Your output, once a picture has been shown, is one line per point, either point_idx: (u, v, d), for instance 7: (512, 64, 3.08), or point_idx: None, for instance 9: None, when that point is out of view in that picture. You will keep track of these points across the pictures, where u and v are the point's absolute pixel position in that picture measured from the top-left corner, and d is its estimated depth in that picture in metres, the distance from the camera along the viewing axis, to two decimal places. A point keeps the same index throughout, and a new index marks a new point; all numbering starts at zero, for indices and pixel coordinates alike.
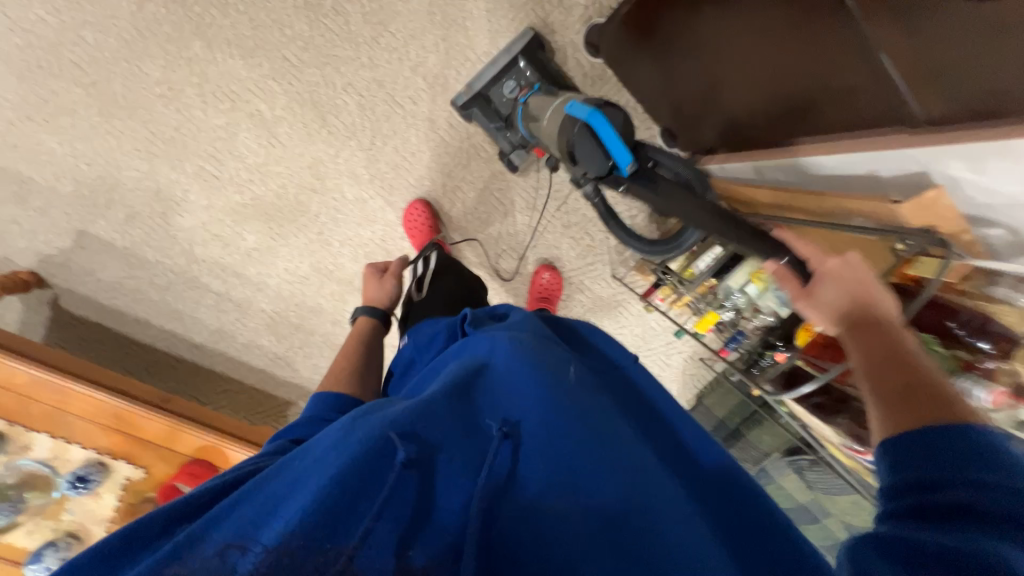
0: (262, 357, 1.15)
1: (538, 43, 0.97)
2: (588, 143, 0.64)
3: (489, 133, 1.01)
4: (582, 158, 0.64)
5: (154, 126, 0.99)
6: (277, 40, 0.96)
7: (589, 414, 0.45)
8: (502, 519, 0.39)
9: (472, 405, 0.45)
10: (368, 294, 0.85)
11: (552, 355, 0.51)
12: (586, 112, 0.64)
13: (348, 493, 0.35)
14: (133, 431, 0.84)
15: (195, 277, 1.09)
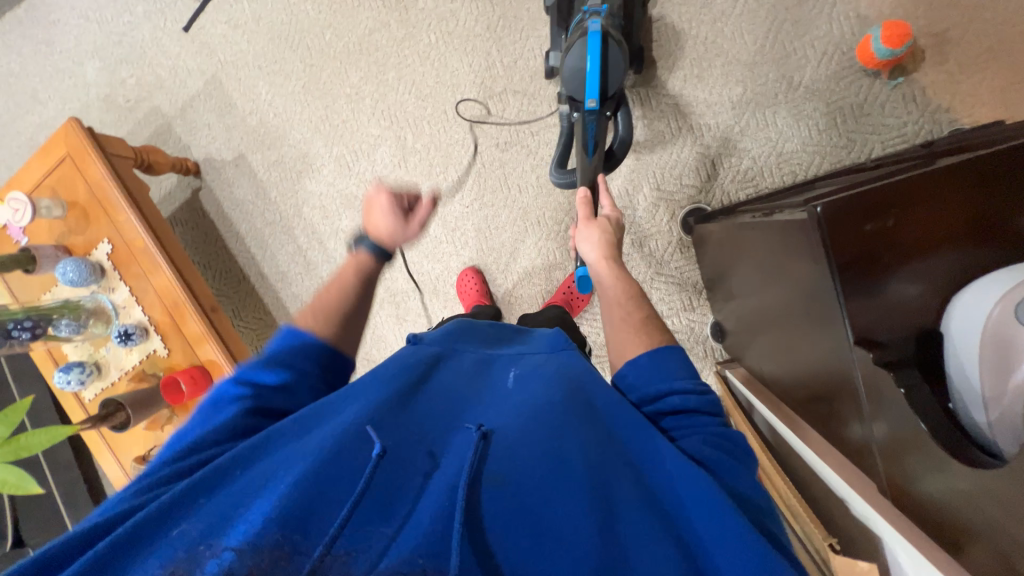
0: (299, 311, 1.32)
1: None
2: (580, 65, 0.86)
3: (551, 29, 1.01)
4: (571, 63, 0.87)
5: (330, 112, 1.23)
6: (447, 98, 1.16)
7: (537, 415, 0.47)
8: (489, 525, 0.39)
9: (411, 404, 0.48)
10: (376, 227, 0.68)
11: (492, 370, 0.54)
12: (595, 33, 0.84)
13: (309, 494, 0.37)
14: (179, 320, 1.03)
15: (291, 227, 1.30)
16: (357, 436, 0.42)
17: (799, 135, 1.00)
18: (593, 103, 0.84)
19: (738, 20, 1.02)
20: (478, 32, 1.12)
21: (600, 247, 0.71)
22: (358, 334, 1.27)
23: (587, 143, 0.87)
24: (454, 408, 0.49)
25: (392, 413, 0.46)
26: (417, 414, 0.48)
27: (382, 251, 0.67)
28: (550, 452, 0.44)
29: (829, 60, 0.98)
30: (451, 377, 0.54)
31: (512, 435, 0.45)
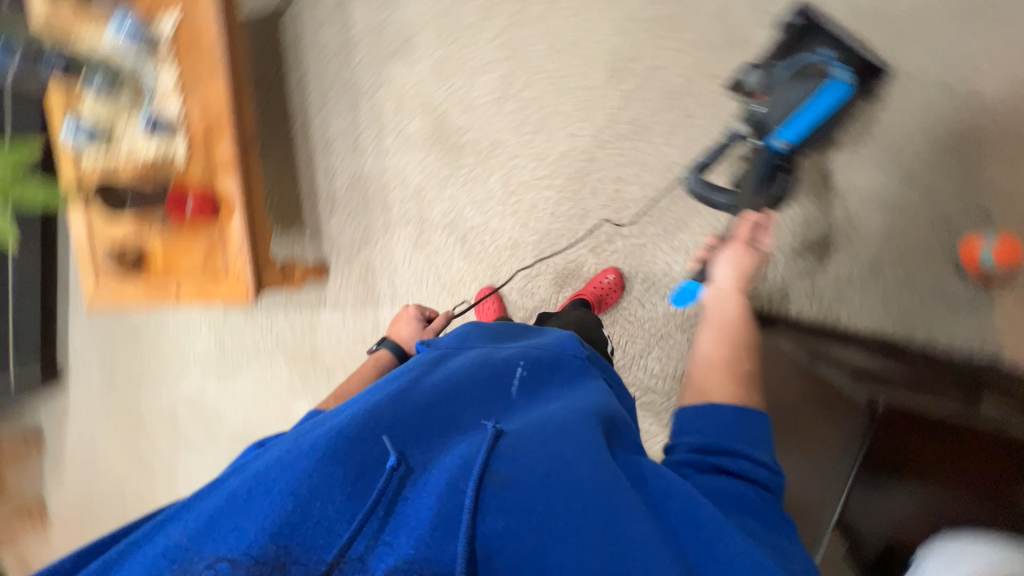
0: (326, 185, 1.28)
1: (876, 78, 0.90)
2: (799, 102, 0.82)
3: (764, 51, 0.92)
4: (792, 91, 0.83)
5: (455, 11, 1.13)
6: (574, 64, 1.08)
7: (539, 422, 0.48)
8: (487, 525, 0.39)
9: (412, 398, 0.50)
10: (400, 331, 0.98)
11: (493, 371, 0.56)
12: (839, 78, 0.80)
13: (315, 491, 0.39)
14: (213, 138, 0.97)
15: (359, 101, 1.22)
16: (360, 433, 0.44)
17: (863, 288, 0.99)
18: (784, 143, 0.86)
19: (877, 149, 0.98)
20: (639, 19, 1.04)
21: (737, 276, 0.76)
22: (372, 237, 1.26)
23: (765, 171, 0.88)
24: (459, 408, 0.51)
25: (395, 405, 0.48)
26: (416, 405, 0.49)
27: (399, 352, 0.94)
28: (543, 446, 0.44)
29: (934, 238, 0.96)
30: (460, 370, 0.55)
31: (512, 442, 0.45)
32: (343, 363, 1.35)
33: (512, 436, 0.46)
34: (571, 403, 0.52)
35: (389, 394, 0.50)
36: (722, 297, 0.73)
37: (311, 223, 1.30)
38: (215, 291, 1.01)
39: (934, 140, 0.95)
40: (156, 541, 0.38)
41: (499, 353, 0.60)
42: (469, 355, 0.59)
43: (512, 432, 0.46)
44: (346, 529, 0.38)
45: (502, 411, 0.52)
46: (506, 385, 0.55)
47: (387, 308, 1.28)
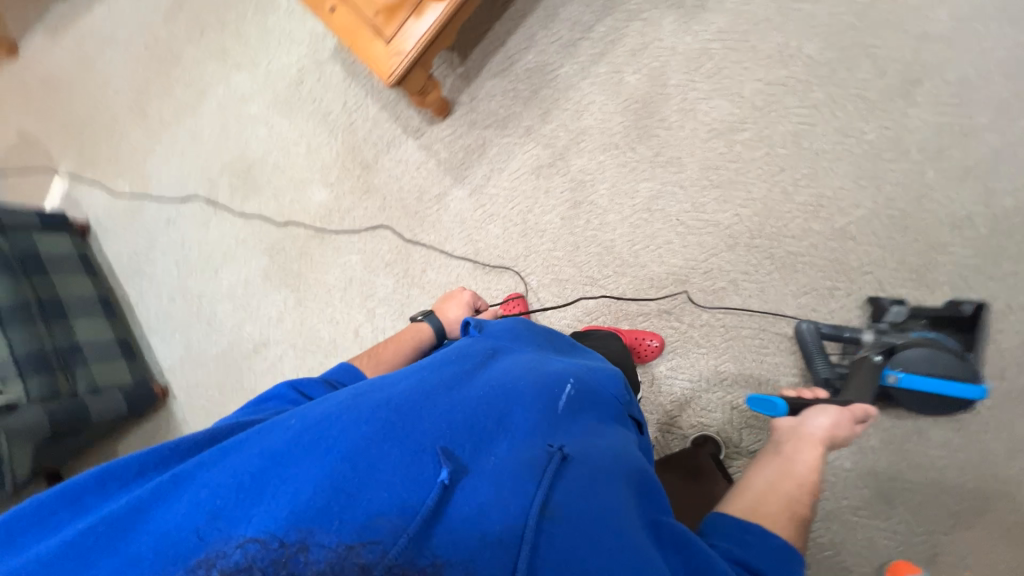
0: (516, 51, 1.18)
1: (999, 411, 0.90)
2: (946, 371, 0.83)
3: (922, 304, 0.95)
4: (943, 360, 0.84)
5: (754, 33, 1.08)
6: (795, 167, 1.04)
7: (588, 459, 0.49)
8: (543, 559, 0.38)
9: (467, 390, 0.51)
10: (445, 313, 0.99)
11: (549, 386, 0.57)
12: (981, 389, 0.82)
13: (370, 462, 0.41)
14: None
15: (610, 17, 1.14)
16: (416, 417, 0.46)
17: (813, 524, 1.02)
18: (894, 378, 0.84)
19: (920, 446, 1.00)
20: (876, 187, 1.01)
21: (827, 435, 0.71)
22: (509, 127, 1.19)
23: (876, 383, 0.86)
24: (512, 408, 0.51)
25: (448, 396, 0.50)
26: (473, 399, 0.50)
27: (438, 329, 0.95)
28: (588, 491, 0.45)
29: (895, 539, 0.99)
30: (512, 373, 0.56)
31: (562, 472, 0.45)
32: (385, 194, 1.28)
33: (561, 464, 0.46)
34: (611, 452, 0.52)
35: (444, 384, 0.51)
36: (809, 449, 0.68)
37: (474, 67, 1.21)
38: (363, 41, 0.93)
39: (964, 480, 0.98)
40: (210, 480, 0.42)
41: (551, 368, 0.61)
42: (515, 360, 0.61)
43: (560, 459, 0.46)
44: (388, 511, 0.38)
45: (556, 428, 0.51)
46: (556, 398, 0.55)
47: (464, 191, 1.22)
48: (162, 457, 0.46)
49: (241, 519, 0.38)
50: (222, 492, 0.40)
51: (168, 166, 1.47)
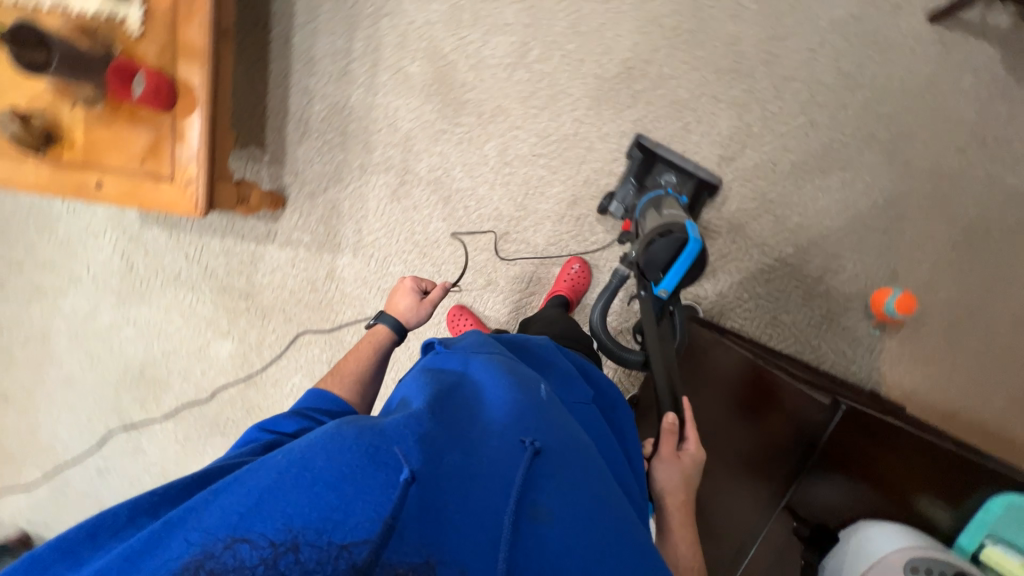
0: (300, 108, 1.14)
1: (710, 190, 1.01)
2: (662, 258, 0.82)
3: (624, 178, 1.07)
4: (656, 250, 0.82)
5: None
6: (592, 50, 1.08)
7: (568, 442, 0.52)
8: (524, 557, 0.42)
9: (450, 409, 0.53)
10: (398, 306, 0.94)
11: (524, 379, 0.60)
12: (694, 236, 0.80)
13: (354, 485, 0.42)
14: (181, 15, 0.81)
15: (357, 24, 1.11)
16: (400, 435, 0.46)
17: (794, 314, 1.14)
18: (664, 292, 0.84)
19: (832, 200, 1.10)
20: (661, 25, 1.07)
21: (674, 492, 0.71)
22: (346, 176, 1.16)
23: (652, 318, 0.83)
24: (499, 418, 0.53)
25: (433, 418, 0.50)
26: (455, 417, 0.52)
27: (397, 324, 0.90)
28: (570, 479, 0.49)
29: (855, 282, 1.12)
30: (494, 380, 0.58)
31: (547, 463, 0.49)
32: (283, 307, 1.23)
33: (547, 456, 0.50)
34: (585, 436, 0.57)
35: (426, 402, 0.52)
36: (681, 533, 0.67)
37: (275, 145, 1.16)
38: (153, 194, 0.85)
39: (873, 201, 1.10)
40: (206, 509, 0.42)
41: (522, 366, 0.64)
42: (488, 361, 0.62)
43: (547, 452, 0.50)
44: (372, 526, 0.40)
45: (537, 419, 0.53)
46: (535, 390, 0.59)
47: (348, 256, 1.19)
48: (163, 496, 0.45)
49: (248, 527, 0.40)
50: (220, 521, 0.41)
51: (65, 427, 1.32)
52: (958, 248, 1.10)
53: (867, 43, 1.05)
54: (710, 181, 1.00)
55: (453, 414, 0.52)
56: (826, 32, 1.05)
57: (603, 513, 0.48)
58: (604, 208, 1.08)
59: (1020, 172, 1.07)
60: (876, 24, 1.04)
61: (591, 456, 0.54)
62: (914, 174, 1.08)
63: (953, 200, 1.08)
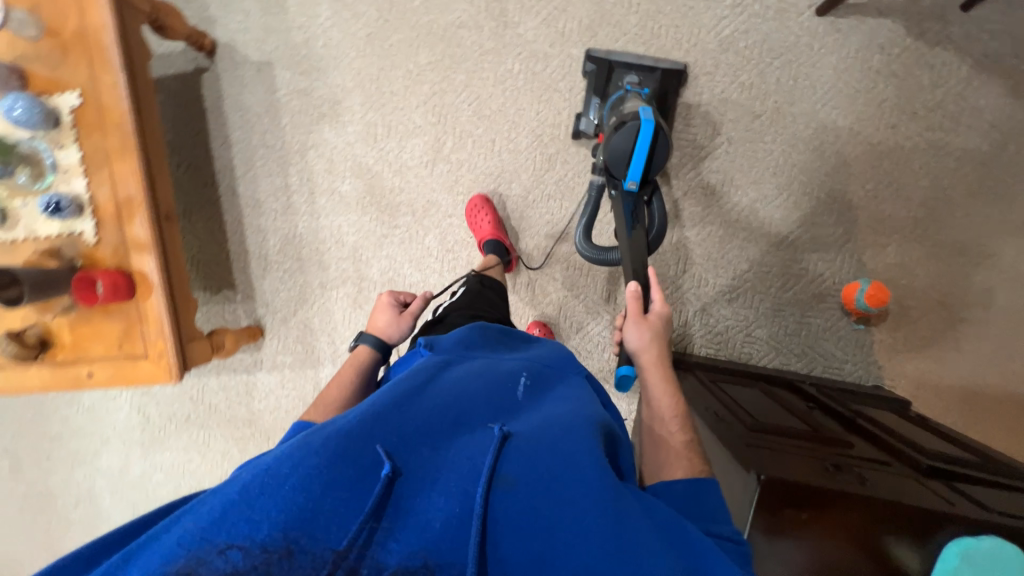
0: (257, 247, 1.25)
1: (677, 77, 1.05)
2: (625, 145, 0.86)
3: (586, 95, 1.08)
4: (618, 138, 0.86)
5: (382, 77, 1.15)
6: (500, 128, 1.13)
7: (536, 423, 0.56)
8: (500, 528, 0.44)
9: (421, 403, 0.55)
10: (379, 323, 0.92)
11: (494, 376, 0.64)
12: (648, 117, 0.85)
13: (329, 480, 0.43)
14: (124, 216, 0.92)
15: (288, 162, 1.21)
16: (373, 430, 0.48)
17: (768, 327, 1.11)
18: (633, 183, 0.88)
19: (772, 208, 1.08)
20: (558, 89, 1.11)
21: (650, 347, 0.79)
22: (310, 297, 1.24)
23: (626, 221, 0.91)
24: (470, 410, 0.56)
25: (404, 412, 0.53)
26: (428, 411, 0.55)
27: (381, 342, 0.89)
28: (541, 448, 0.51)
29: (819, 282, 1.09)
30: (467, 378, 0.62)
31: (517, 439, 0.52)
32: (283, 425, 1.31)
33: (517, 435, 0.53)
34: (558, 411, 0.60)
35: (398, 399, 0.54)
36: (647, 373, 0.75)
37: (243, 284, 1.26)
38: (134, 372, 0.96)
39: (815, 198, 1.07)
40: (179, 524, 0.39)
41: (497, 364, 0.68)
42: (462, 365, 0.66)
43: (517, 432, 0.53)
44: (350, 520, 0.41)
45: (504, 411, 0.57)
46: (508, 387, 0.63)
47: (329, 367, 1.27)
48: (107, 540, 0.40)
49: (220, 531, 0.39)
50: (189, 531, 0.38)
51: None
52: (921, 222, 1.05)
53: (762, 52, 1.05)
54: (678, 66, 1.05)
55: (424, 410, 0.54)
56: (719, 53, 1.06)
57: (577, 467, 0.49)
58: (577, 131, 1.09)
59: (964, 133, 1.02)
60: (766, 31, 1.04)
61: (565, 420, 0.56)
62: (850, 163, 1.05)
63: (899, 177, 1.04)
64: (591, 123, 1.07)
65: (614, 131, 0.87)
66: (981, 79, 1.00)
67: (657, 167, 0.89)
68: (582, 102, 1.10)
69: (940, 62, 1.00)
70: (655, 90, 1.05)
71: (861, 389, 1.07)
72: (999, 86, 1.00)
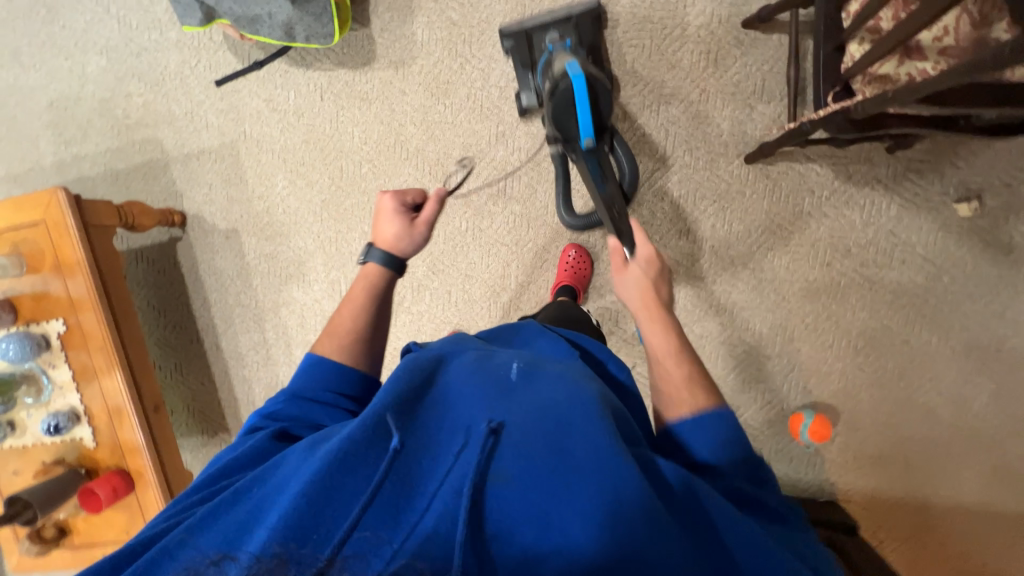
0: (243, 395, 1.34)
1: (593, 14, 1.00)
2: (567, 106, 0.79)
3: (518, 71, 1.03)
4: (555, 106, 0.79)
5: (341, 239, 1.22)
6: (454, 280, 1.19)
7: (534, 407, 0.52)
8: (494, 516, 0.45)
9: (413, 402, 0.54)
10: (384, 233, 0.78)
11: (491, 365, 0.60)
12: (575, 70, 0.76)
13: (313, 494, 0.44)
14: (116, 420, 1.02)
15: (264, 318, 1.29)
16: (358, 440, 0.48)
17: None
18: (588, 141, 0.81)
19: (719, 342, 1.12)
20: (505, 243, 1.16)
21: (643, 295, 0.73)
22: None
23: (595, 179, 0.88)
24: (459, 407, 0.54)
25: (390, 416, 0.51)
26: (418, 415, 0.53)
27: (389, 257, 0.77)
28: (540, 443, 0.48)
29: (769, 409, 1.13)
30: (457, 373, 0.59)
31: (510, 434, 0.49)
32: None
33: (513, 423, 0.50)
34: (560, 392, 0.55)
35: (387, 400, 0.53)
36: (645, 329, 0.70)
37: (234, 428, 1.36)
38: None
39: (759, 334, 1.10)
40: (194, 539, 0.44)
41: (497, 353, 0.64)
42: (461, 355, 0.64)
43: (512, 421, 0.50)
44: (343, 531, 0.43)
45: (497, 397, 0.54)
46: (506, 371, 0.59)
47: None
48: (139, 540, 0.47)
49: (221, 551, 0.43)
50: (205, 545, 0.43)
51: None
52: (865, 350, 1.08)
53: (697, 199, 1.08)
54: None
55: (417, 413, 0.53)
56: (655, 201, 1.09)
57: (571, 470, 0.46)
58: (523, 108, 1.06)
59: (898, 267, 1.04)
60: (700, 179, 1.07)
61: (564, 403, 0.53)
62: (790, 298, 1.09)
63: (838, 310, 1.08)
64: (532, 95, 1.04)
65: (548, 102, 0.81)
66: (911, 216, 1.02)
67: (604, 117, 0.81)
68: (516, 80, 1.07)
69: (869, 202, 1.03)
70: (579, 37, 0.99)
71: (813, 517, 1.10)
72: (929, 222, 1.02)
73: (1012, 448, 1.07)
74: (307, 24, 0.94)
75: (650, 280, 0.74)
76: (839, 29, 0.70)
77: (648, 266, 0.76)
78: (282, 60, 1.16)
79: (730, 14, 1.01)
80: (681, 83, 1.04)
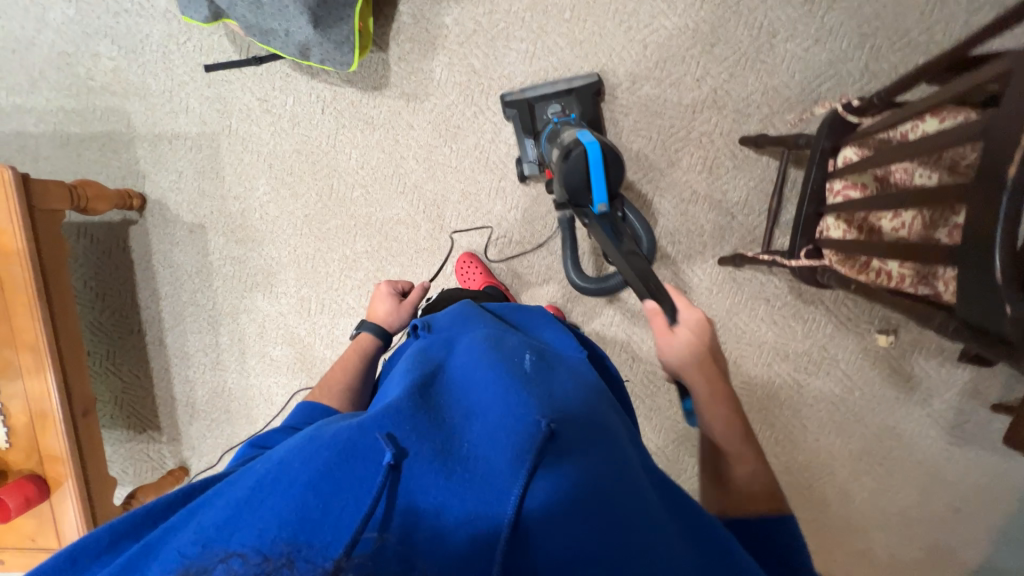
0: (183, 396, 1.27)
1: (594, 89, 1.05)
2: (581, 172, 0.81)
3: (519, 136, 1.08)
4: (568, 171, 0.81)
5: (318, 258, 1.18)
6: None
7: (547, 400, 0.55)
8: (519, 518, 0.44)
9: (432, 392, 0.56)
10: (378, 312, 0.95)
11: (504, 355, 0.63)
12: (587, 139, 0.80)
13: (338, 479, 0.44)
14: (39, 424, 0.93)
15: (220, 322, 1.22)
16: (382, 423, 0.49)
17: None
18: (603, 204, 0.83)
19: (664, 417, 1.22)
20: None
21: (698, 368, 0.68)
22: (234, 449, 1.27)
23: (613, 242, 0.83)
24: (475, 398, 0.55)
25: (411, 402, 0.53)
26: (437, 401, 0.55)
27: (380, 331, 0.92)
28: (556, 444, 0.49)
29: None
30: (471, 362, 0.61)
31: (528, 425, 0.50)
32: None
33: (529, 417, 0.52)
34: (571, 391, 0.58)
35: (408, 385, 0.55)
36: (705, 403, 0.66)
37: (168, 428, 1.28)
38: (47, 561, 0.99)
39: None
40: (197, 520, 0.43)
41: (508, 341, 0.67)
42: (471, 342, 0.67)
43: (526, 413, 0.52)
44: (355, 520, 0.42)
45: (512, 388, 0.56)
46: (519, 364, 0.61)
47: None
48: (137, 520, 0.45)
49: (225, 542, 0.40)
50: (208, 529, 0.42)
51: None
52: (783, 440, 1.24)
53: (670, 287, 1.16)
54: (591, 75, 1.06)
55: (433, 400, 0.55)
56: None
57: (592, 474, 0.47)
58: (523, 176, 1.09)
59: (823, 377, 1.20)
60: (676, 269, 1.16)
61: (576, 403, 0.56)
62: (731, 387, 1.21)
63: (768, 405, 1.22)
64: (533, 165, 1.07)
65: (561, 166, 0.83)
66: (841, 336, 1.17)
67: (616, 184, 0.84)
68: (518, 147, 1.10)
69: (812, 318, 1.17)
70: (582, 111, 1.05)
71: None
72: (854, 344, 1.18)
73: (878, 537, 1.28)
74: (325, 49, 0.89)
75: (701, 346, 0.69)
76: (823, 198, 0.78)
77: (700, 326, 0.71)
78: (284, 62, 1.09)
79: (731, 128, 1.08)
80: (676, 181, 1.12)
